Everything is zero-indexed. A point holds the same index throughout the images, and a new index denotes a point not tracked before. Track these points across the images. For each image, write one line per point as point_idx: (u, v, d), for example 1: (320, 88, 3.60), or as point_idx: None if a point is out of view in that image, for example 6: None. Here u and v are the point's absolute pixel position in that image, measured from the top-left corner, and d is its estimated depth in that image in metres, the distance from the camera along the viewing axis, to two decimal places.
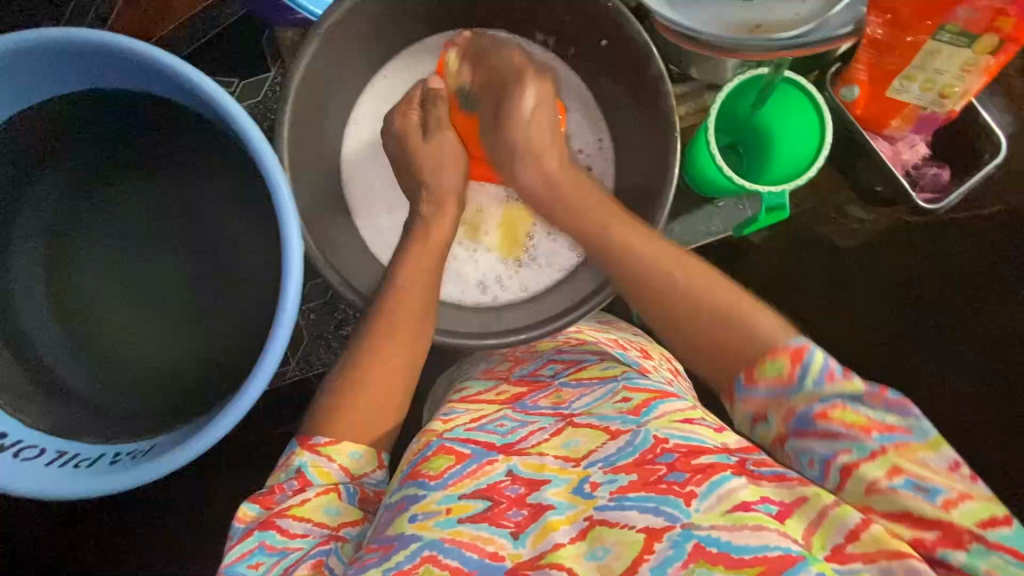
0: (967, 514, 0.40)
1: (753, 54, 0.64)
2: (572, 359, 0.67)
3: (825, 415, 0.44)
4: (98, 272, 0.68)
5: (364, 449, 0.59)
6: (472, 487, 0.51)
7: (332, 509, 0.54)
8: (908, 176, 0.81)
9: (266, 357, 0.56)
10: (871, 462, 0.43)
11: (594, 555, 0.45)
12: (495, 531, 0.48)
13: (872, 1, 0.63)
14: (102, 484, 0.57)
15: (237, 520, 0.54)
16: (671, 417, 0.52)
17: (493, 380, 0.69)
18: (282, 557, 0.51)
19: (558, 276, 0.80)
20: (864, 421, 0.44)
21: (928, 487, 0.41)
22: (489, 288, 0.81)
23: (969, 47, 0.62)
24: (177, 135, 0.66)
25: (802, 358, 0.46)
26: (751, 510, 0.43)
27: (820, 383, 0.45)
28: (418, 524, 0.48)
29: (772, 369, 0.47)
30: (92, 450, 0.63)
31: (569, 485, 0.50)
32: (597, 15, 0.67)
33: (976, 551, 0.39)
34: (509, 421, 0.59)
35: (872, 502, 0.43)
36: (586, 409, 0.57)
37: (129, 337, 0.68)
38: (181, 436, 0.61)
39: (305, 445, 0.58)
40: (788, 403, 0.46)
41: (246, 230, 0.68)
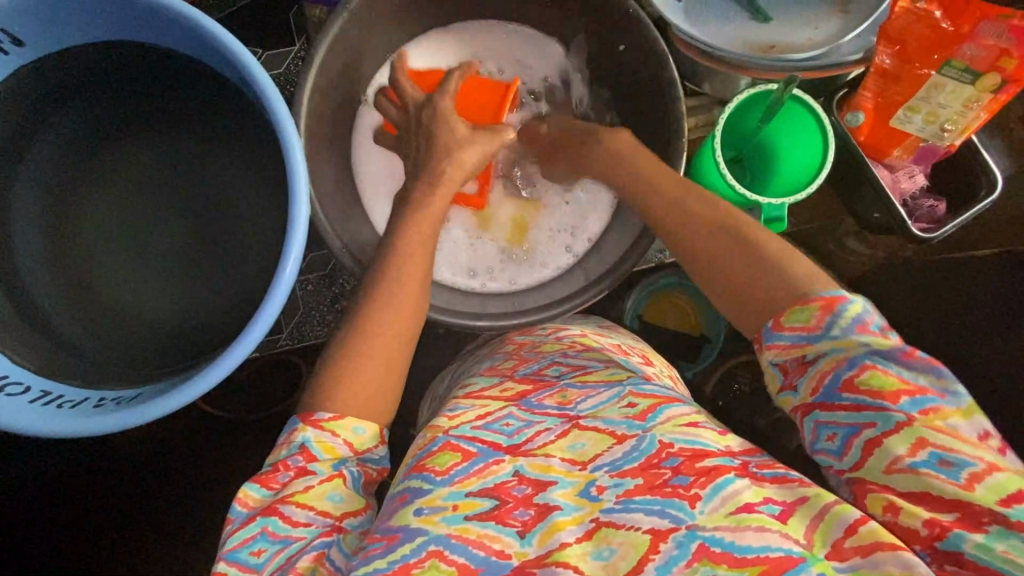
0: (992, 488, 0.38)
1: (763, 73, 0.70)
2: (577, 363, 0.62)
3: (852, 384, 0.43)
4: (100, 217, 0.66)
5: (368, 424, 0.52)
6: (478, 485, 0.47)
7: (336, 495, 0.49)
8: (905, 206, 0.79)
9: (258, 321, 0.54)
10: (895, 435, 0.41)
11: (600, 555, 0.42)
12: (501, 529, 0.45)
13: (885, 32, 0.67)
14: (81, 427, 0.54)
15: (237, 501, 0.48)
16: (677, 421, 0.50)
17: (498, 377, 0.64)
18: (286, 545, 0.46)
19: (551, 273, 0.79)
20: (894, 385, 0.42)
21: (954, 461, 0.39)
22: (480, 275, 0.79)
23: (972, 85, 0.66)
24: (195, 88, 0.64)
25: (834, 308, 0.44)
26: (753, 511, 0.42)
27: (849, 333, 0.44)
28: (423, 517, 0.45)
29: (801, 316, 0.46)
30: (76, 393, 0.60)
31: (575, 488, 0.47)
32: (615, 21, 0.67)
33: (994, 534, 0.38)
34: (515, 421, 0.54)
35: (890, 480, 0.41)
36: (594, 412, 0.53)
37: (125, 287, 0.66)
38: (171, 385, 0.59)
39: (308, 419, 0.51)
40: (818, 367, 0.45)
41: (255, 197, 0.66)
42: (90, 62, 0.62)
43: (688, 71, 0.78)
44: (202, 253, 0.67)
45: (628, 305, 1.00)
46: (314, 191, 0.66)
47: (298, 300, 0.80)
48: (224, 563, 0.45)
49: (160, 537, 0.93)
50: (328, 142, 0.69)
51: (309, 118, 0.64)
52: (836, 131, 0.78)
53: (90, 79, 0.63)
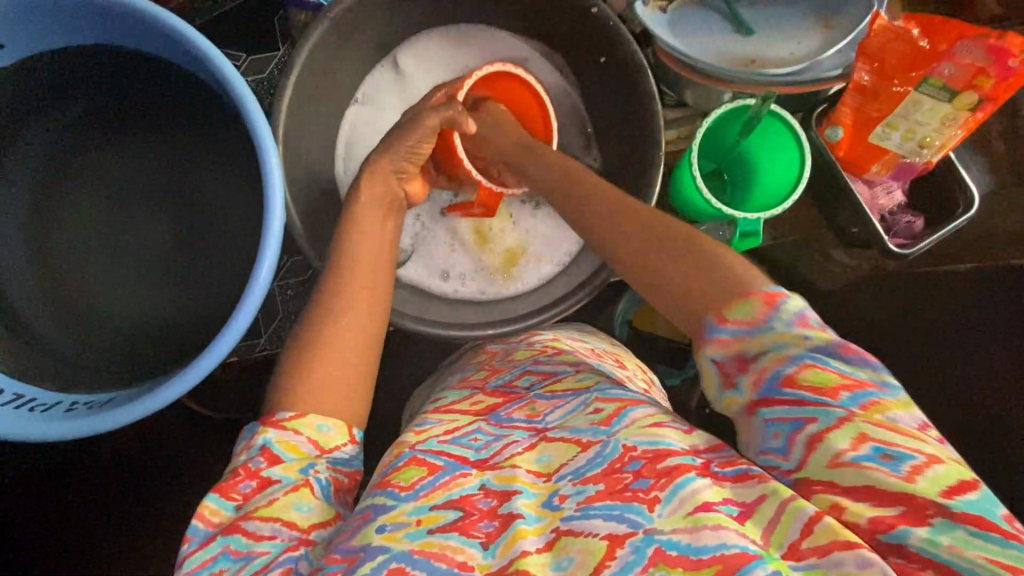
0: (935, 480, 0.36)
1: (745, 87, 0.70)
2: (548, 370, 0.61)
3: (792, 379, 0.40)
4: (75, 219, 0.65)
5: (334, 421, 0.51)
6: (444, 498, 0.46)
7: (304, 506, 0.47)
8: (883, 222, 0.79)
9: (228, 330, 0.54)
10: (837, 429, 0.38)
11: (559, 565, 0.41)
12: (465, 541, 0.43)
13: (863, 49, 0.67)
14: (53, 432, 0.55)
15: (196, 517, 0.46)
16: (641, 423, 0.47)
17: (469, 389, 0.63)
18: (248, 562, 0.44)
19: (523, 287, 0.78)
20: (834, 380, 0.39)
21: (895, 454, 0.37)
22: (452, 278, 0.79)
23: (949, 102, 0.66)
24: (173, 92, 0.65)
25: (774, 302, 0.42)
26: (712, 510, 0.40)
27: (792, 327, 0.41)
28: (385, 534, 0.44)
29: (741, 309, 0.42)
30: (50, 396, 0.60)
31: (539, 498, 0.45)
32: (595, 33, 0.67)
33: (939, 526, 0.35)
34: (483, 435, 0.53)
35: (835, 476, 0.38)
36: (562, 422, 0.51)
37: (100, 289, 0.66)
38: (143, 389, 0.59)
39: (268, 421, 0.50)
40: (760, 363, 0.41)
41: (233, 202, 0.66)
42: (68, 64, 0.62)
43: (669, 83, 0.78)
44: (178, 256, 0.67)
45: (620, 308, 1.00)
46: (291, 197, 0.66)
47: (277, 304, 0.80)
48: None
49: (136, 539, 0.93)
50: (307, 147, 0.69)
51: (287, 124, 0.64)
52: (815, 145, 0.79)
53: (66, 82, 0.63)
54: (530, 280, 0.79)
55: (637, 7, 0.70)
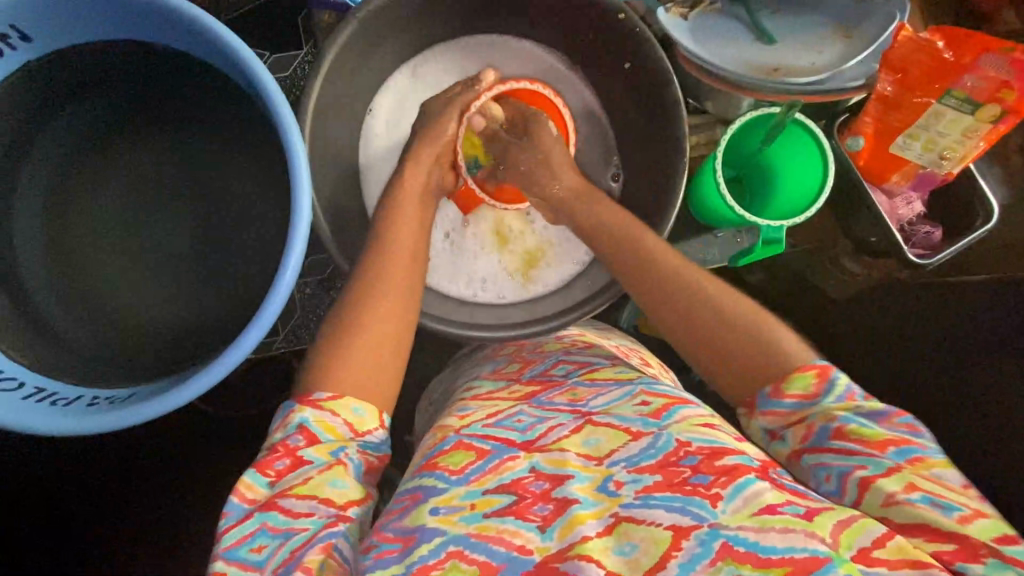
0: (983, 529, 0.39)
1: (767, 94, 0.69)
2: (582, 360, 0.63)
3: (842, 433, 0.45)
4: (100, 216, 0.65)
5: (367, 405, 0.52)
6: (495, 483, 0.47)
7: (339, 483, 0.47)
8: (901, 231, 0.80)
9: (255, 325, 0.54)
10: (887, 477, 0.42)
11: (622, 550, 0.42)
12: (521, 525, 0.44)
13: (886, 60, 0.67)
14: (74, 427, 0.54)
15: (235, 493, 0.46)
16: (692, 422, 0.49)
17: (503, 380, 0.63)
18: (287, 539, 0.44)
19: (544, 291, 0.78)
20: (882, 437, 0.44)
21: (943, 503, 0.40)
22: (473, 283, 0.78)
23: (972, 115, 0.67)
24: (200, 89, 0.65)
25: (829, 375, 0.48)
26: (777, 512, 0.41)
27: (841, 400, 0.47)
28: (440, 517, 0.45)
29: (799, 381, 0.48)
30: (70, 390, 0.59)
31: (593, 482, 0.46)
32: (620, 38, 0.67)
33: (993, 565, 0.38)
34: (527, 417, 0.54)
35: (889, 513, 0.41)
36: (606, 409, 0.53)
37: (122, 286, 0.65)
38: (166, 386, 0.59)
39: (303, 400, 0.50)
40: (809, 420, 0.47)
41: (257, 200, 0.66)
42: (96, 62, 0.62)
43: (691, 90, 0.78)
44: (201, 254, 0.66)
45: (624, 317, 1.00)
46: (316, 196, 0.65)
47: (295, 303, 0.80)
48: (223, 563, 0.44)
49: (147, 534, 0.93)
50: (332, 147, 0.69)
51: (314, 123, 0.64)
52: (837, 155, 0.79)
53: (97, 79, 0.64)
54: (551, 283, 0.79)
55: (661, 13, 0.71)
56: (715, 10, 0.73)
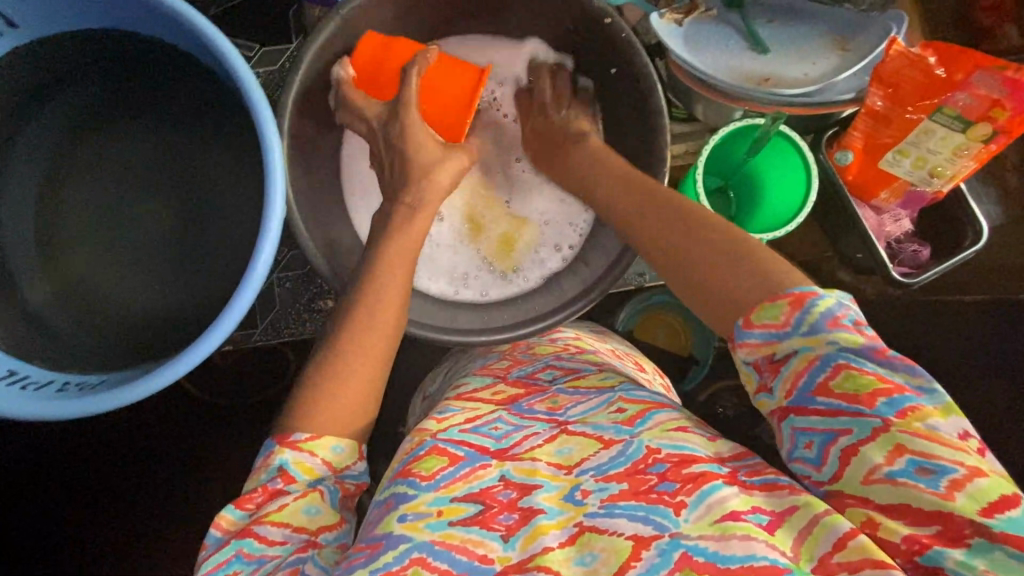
0: (974, 495, 0.37)
1: (756, 105, 0.68)
2: (571, 367, 0.62)
3: (826, 390, 0.41)
4: (81, 202, 0.66)
5: (347, 441, 0.51)
6: (464, 490, 0.47)
7: (312, 510, 0.48)
8: (889, 249, 0.79)
9: (224, 319, 0.54)
10: (873, 444, 0.40)
11: (582, 560, 0.42)
12: (485, 534, 0.44)
13: (879, 74, 0.65)
14: (40, 412, 0.55)
15: (213, 525, 0.47)
16: (666, 427, 0.49)
17: (491, 377, 0.63)
18: (261, 565, 0.45)
19: (525, 286, 0.78)
20: (870, 388, 0.40)
21: (933, 468, 0.38)
22: (456, 280, 0.78)
23: (962, 133, 0.66)
24: (183, 80, 0.65)
25: (804, 304, 0.43)
26: (740, 520, 0.41)
27: (819, 329, 0.42)
28: (407, 524, 0.44)
29: (770, 313, 0.44)
30: (42, 375, 0.60)
31: (560, 492, 0.46)
32: (605, 43, 0.66)
33: (976, 547, 0.37)
34: (504, 425, 0.53)
35: (870, 492, 0.40)
36: (583, 417, 0.52)
37: (101, 272, 0.66)
38: (135, 374, 0.59)
39: (284, 441, 0.49)
40: (790, 367, 0.43)
41: (237, 194, 0.66)
42: (80, 49, 0.63)
43: (681, 98, 0.77)
44: (180, 245, 0.67)
45: (621, 318, 1.00)
46: (294, 191, 0.65)
47: (276, 296, 0.80)
48: None
49: (128, 517, 0.94)
50: (314, 143, 0.69)
51: (294, 119, 0.63)
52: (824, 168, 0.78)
53: (77, 68, 0.64)
54: (532, 279, 0.78)
55: (654, 18, 0.69)
56: (711, 16, 0.71)
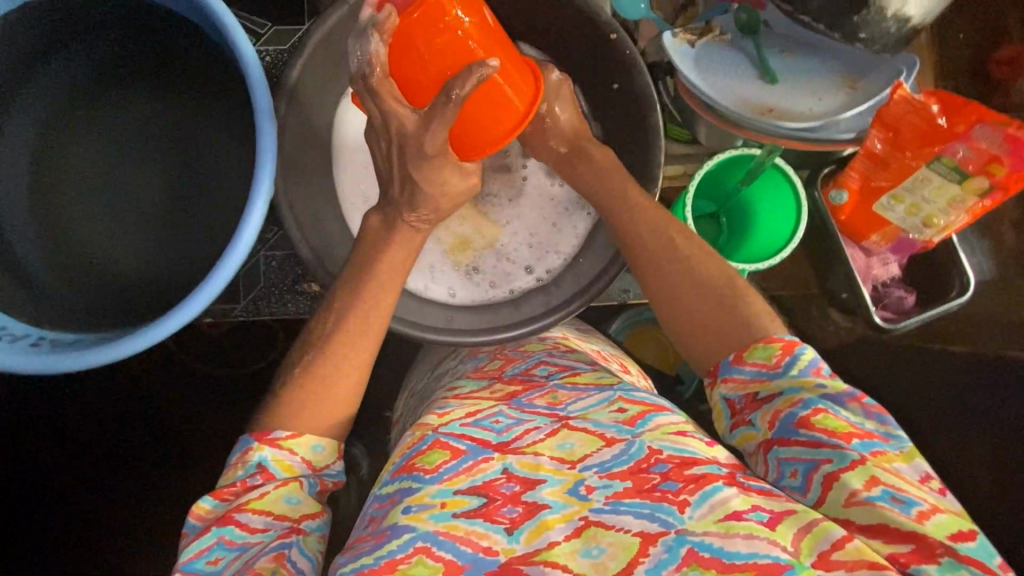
0: (941, 525, 0.38)
1: (757, 135, 0.68)
2: (565, 364, 0.62)
3: (808, 422, 0.43)
4: (74, 159, 0.66)
5: (327, 441, 0.52)
6: (467, 483, 0.46)
7: (293, 499, 0.48)
8: (874, 292, 0.79)
9: (200, 293, 0.54)
10: (852, 471, 0.41)
11: (588, 553, 0.41)
12: (489, 527, 0.43)
13: (880, 116, 0.66)
14: (4, 362, 0.55)
15: (190, 514, 0.47)
16: (666, 429, 0.48)
17: (485, 380, 0.62)
18: (243, 552, 0.45)
19: (494, 295, 0.76)
20: (847, 428, 0.42)
21: (904, 498, 0.39)
22: (427, 275, 0.76)
23: (959, 184, 0.66)
24: (187, 51, 0.66)
25: (793, 350, 0.47)
26: (742, 519, 0.40)
27: (806, 374, 0.46)
28: (411, 514, 0.44)
29: (762, 353, 0.48)
30: (18, 327, 0.61)
31: (564, 485, 0.45)
32: (610, 59, 0.66)
33: (948, 565, 0.37)
34: (504, 418, 0.52)
35: (850, 514, 0.40)
36: (584, 413, 0.51)
37: (89, 232, 0.66)
38: (103, 338, 0.60)
39: (263, 437, 0.50)
40: (773, 405, 0.46)
41: (231, 168, 0.66)
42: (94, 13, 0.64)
43: (684, 120, 0.76)
44: (170, 213, 0.67)
45: (611, 329, 1.00)
46: (287, 172, 0.65)
47: (260, 274, 0.80)
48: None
49: (96, 475, 0.95)
50: (312, 127, 0.69)
51: (293, 100, 0.63)
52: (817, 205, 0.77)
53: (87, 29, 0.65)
54: (500, 290, 0.76)
55: (667, 37, 0.69)
56: (724, 41, 0.71)
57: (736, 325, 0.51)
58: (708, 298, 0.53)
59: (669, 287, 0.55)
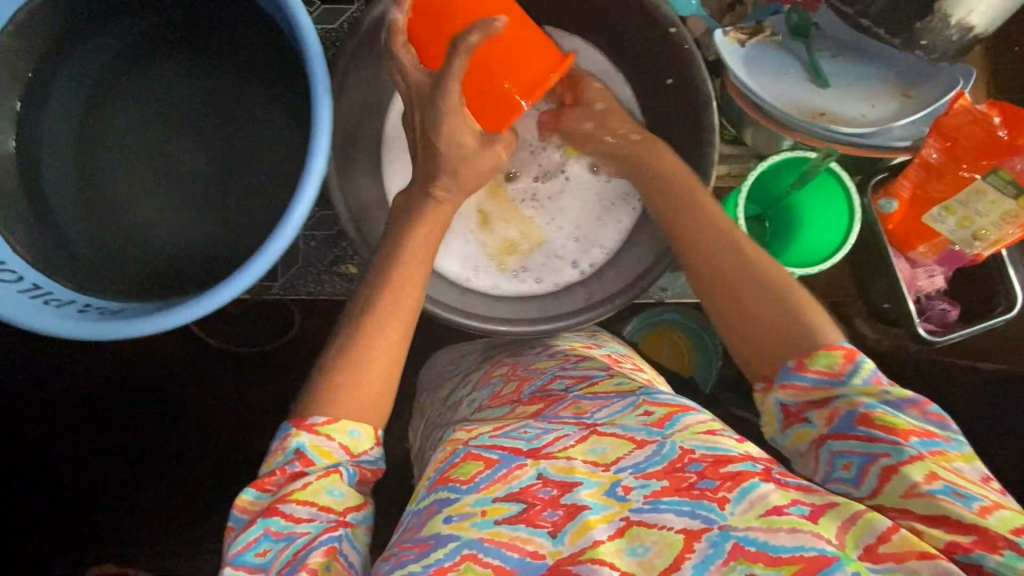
0: (1003, 520, 0.38)
1: (807, 138, 0.68)
2: (579, 374, 0.59)
3: (867, 420, 0.43)
4: (123, 128, 0.66)
5: (365, 426, 0.51)
6: (505, 490, 0.45)
7: (336, 491, 0.48)
8: (918, 303, 0.78)
9: (257, 259, 0.54)
10: (912, 464, 0.41)
11: (635, 552, 0.41)
12: (532, 531, 0.43)
13: (939, 124, 0.65)
14: (58, 327, 0.55)
15: (235, 507, 0.48)
16: (695, 428, 0.47)
17: (504, 405, 0.59)
18: (291, 542, 0.46)
19: (536, 287, 0.76)
20: (907, 426, 0.42)
21: (965, 493, 0.39)
22: (468, 267, 0.75)
23: (1014, 198, 0.65)
24: (238, 20, 0.64)
25: (856, 358, 0.46)
26: (783, 514, 0.40)
27: (868, 382, 0.45)
28: (454, 525, 0.44)
29: (824, 360, 0.46)
30: (64, 293, 0.60)
31: (601, 487, 0.44)
32: (666, 53, 0.65)
33: (1010, 556, 0.36)
34: (533, 429, 0.51)
35: (909, 505, 0.40)
36: (611, 420, 0.50)
37: (136, 202, 0.66)
38: (154, 306, 0.59)
39: (301, 423, 0.49)
40: (832, 404, 0.46)
41: (279, 146, 0.66)
42: None
43: (733, 120, 0.76)
44: (216, 188, 0.67)
45: (627, 329, 0.99)
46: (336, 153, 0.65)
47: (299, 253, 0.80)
48: (231, 567, 0.45)
49: (115, 447, 0.96)
50: (361, 107, 0.69)
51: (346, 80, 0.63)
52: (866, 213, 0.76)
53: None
54: (543, 284, 0.76)
55: (719, 35, 0.68)
56: (775, 42, 0.70)
57: (788, 312, 0.50)
58: (758, 286, 0.52)
59: (713, 275, 0.55)
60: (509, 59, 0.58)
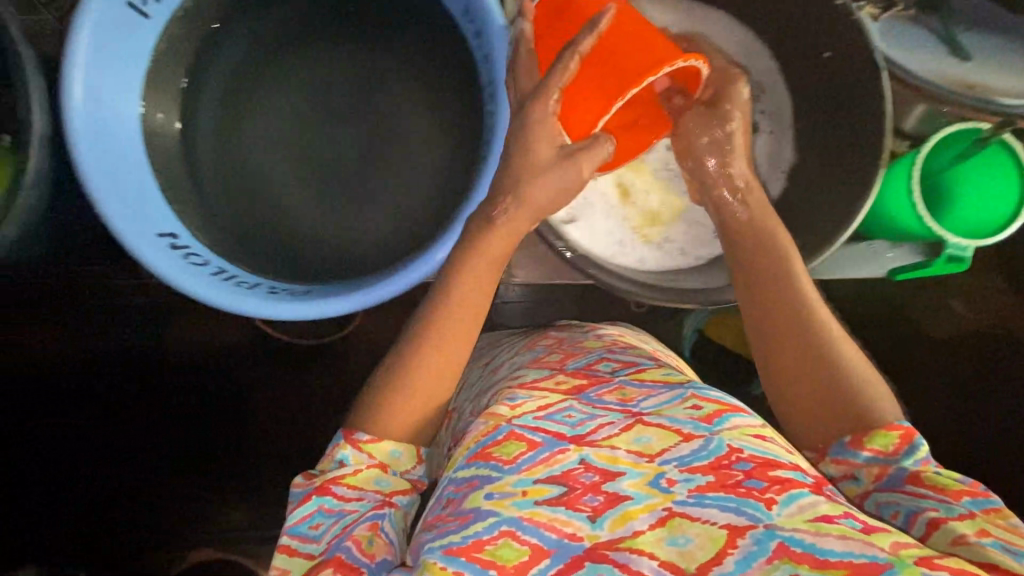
0: None
1: (966, 111, 0.65)
2: (627, 360, 0.62)
3: (916, 481, 0.49)
4: (278, 107, 0.74)
5: (404, 447, 0.57)
6: (546, 474, 0.48)
7: (383, 481, 0.54)
8: None
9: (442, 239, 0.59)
10: (960, 520, 0.45)
11: (675, 542, 0.43)
12: (572, 514, 0.46)
13: None
14: (239, 303, 0.59)
15: (295, 485, 0.54)
16: (743, 431, 0.49)
17: (546, 369, 0.61)
18: (340, 518, 0.51)
19: (682, 260, 0.74)
20: (957, 486, 0.48)
21: (1017, 550, 0.43)
22: (612, 242, 0.72)
23: None
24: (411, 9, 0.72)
25: (911, 439, 0.51)
26: (833, 522, 0.42)
27: (920, 463, 0.50)
28: (495, 501, 0.46)
29: (881, 440, 0.51)
30: (248, 276, 0.66)
31: (645, 478, 0.47)
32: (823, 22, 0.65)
33: None
34: (576, 413, 0.53)
35: (957, 552, 0.44)
36: (658, 410, 0.52)
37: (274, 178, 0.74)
38: (326, 288, 0.64)
39: (348, 436, 0.55)
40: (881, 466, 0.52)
41: (414, 126, 0.74)
42: None
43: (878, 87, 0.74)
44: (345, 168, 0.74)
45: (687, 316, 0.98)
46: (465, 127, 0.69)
47: None
48: (286, 537, 0.51)
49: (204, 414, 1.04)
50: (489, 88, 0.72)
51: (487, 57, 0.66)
52: None
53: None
54: (688, 257, 0.74)
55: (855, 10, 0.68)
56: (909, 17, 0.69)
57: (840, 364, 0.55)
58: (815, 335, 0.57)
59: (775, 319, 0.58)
60: (608, 66, 0.60)
